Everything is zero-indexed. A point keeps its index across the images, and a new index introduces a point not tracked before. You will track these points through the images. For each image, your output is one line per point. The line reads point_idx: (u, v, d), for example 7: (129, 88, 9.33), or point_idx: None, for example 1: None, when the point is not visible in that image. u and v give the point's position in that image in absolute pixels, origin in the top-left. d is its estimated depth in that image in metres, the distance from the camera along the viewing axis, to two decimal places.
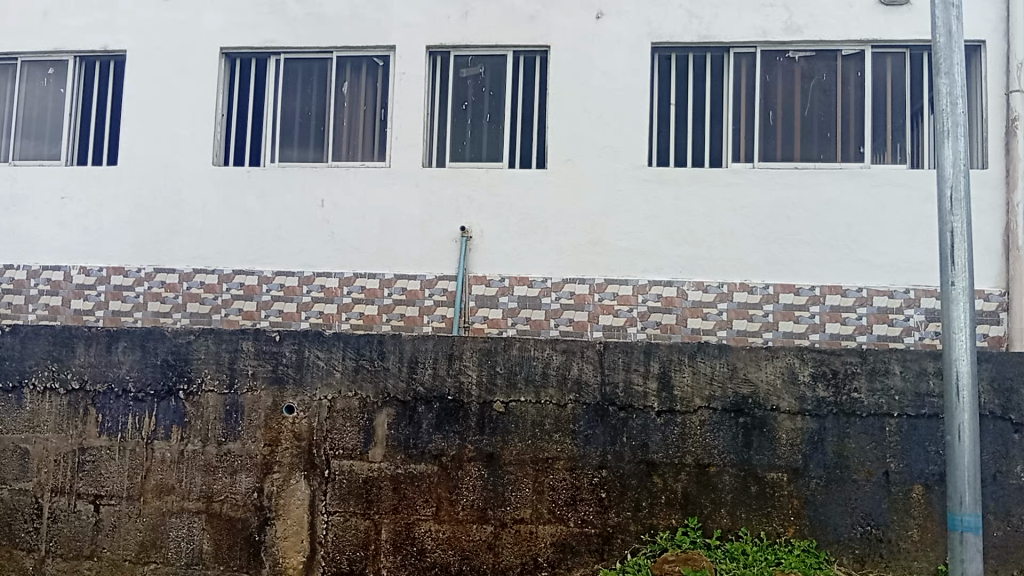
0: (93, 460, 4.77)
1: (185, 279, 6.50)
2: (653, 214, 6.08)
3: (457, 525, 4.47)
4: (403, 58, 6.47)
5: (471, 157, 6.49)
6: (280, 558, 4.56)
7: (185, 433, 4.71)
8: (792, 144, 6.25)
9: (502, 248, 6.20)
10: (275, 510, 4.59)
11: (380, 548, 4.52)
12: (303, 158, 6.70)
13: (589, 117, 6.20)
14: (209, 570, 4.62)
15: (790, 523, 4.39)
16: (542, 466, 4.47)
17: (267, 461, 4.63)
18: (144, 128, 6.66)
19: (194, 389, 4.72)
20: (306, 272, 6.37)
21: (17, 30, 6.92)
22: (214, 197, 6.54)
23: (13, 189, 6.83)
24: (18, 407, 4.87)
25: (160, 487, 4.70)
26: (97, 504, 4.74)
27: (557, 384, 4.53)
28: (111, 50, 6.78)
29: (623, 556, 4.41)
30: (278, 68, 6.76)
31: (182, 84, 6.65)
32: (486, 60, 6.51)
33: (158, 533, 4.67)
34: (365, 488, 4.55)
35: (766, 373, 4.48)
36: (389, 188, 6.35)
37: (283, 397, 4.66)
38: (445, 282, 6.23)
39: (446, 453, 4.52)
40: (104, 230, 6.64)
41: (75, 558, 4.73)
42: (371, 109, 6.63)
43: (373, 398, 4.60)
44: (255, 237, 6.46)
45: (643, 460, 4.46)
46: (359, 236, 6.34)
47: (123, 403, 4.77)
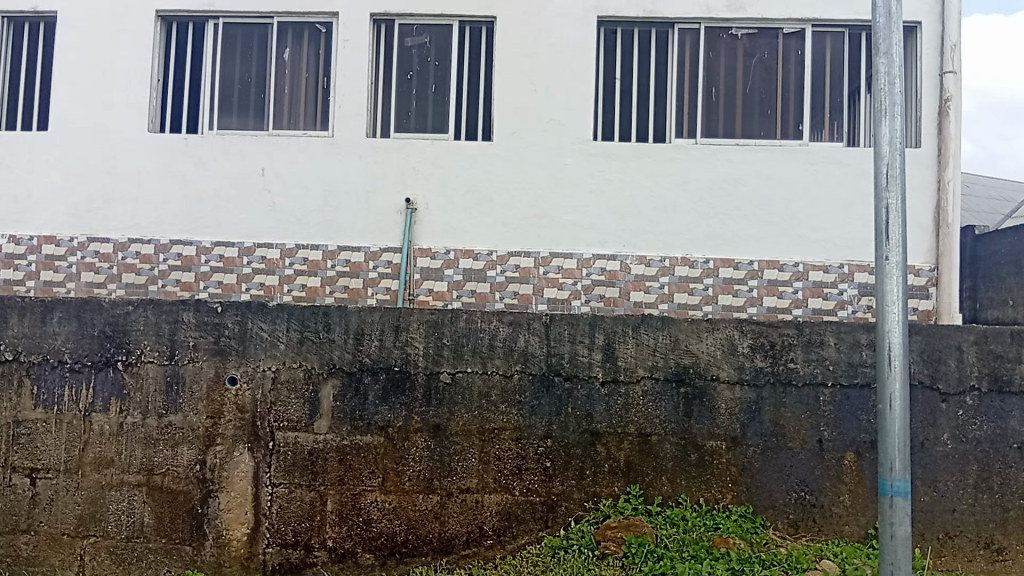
0: (29, 433, 4.64)
1: (121, 249, 6.33)
2: (597, 188, 6.13)
3: (404, 495, 4.49)
4: (347, 25, 6.36)
5: (417, 128, 6.44)
6: (224, 530, 4.52)
7: (125, 404, 4.61)
8: (733, 121, 6.35)
9: (447, 220, 6.18)
10: (218, 482, 4.54)
11: (325, 519, 4.51)
12: (243, 125, 6.56)
13: (535, 89, 6.20)
14: (151, 544, 4.55)
15: (727, 489, 4.53)
16: (488, 436, 4.52)
17: (209, 433, 4.57)
18: (76, 93, 6.43)
19: (133, 360, 4.62)
20: (247, 242, 6.27)
21: None
22: (149, 165, 6.36)
23: None
24: None
25: (99, 460, 4.60)
26: (33, 478, 4.62)
27: (503, 355, 4.56)
28: (41, 10, 6.53)
29: (567, 523, 4.49)
30: (217, 33, 6.58)
31: (117, 47, 6.43)
32: (432, 30, 6.46)
33: (98, 506, 4.59)
34: (310, 459, 4.53)
35: (707, 345, 4.58)
36: (332, 159, 6.27)
37: (225, 368, 4.60)
38: (389, 254, 6.19)
39: (393, 425, 4.53)
40: (35, 197, 6.41)
41: (10, 533, 4.62)
42: (314, 77, 6.51)
43: (319, 369, 4.57)
44: (193, 206, 6.32)
45: (588, 429, 4.53)
46: (301, 207, 6.26)
47: (58, 374, 4.65)
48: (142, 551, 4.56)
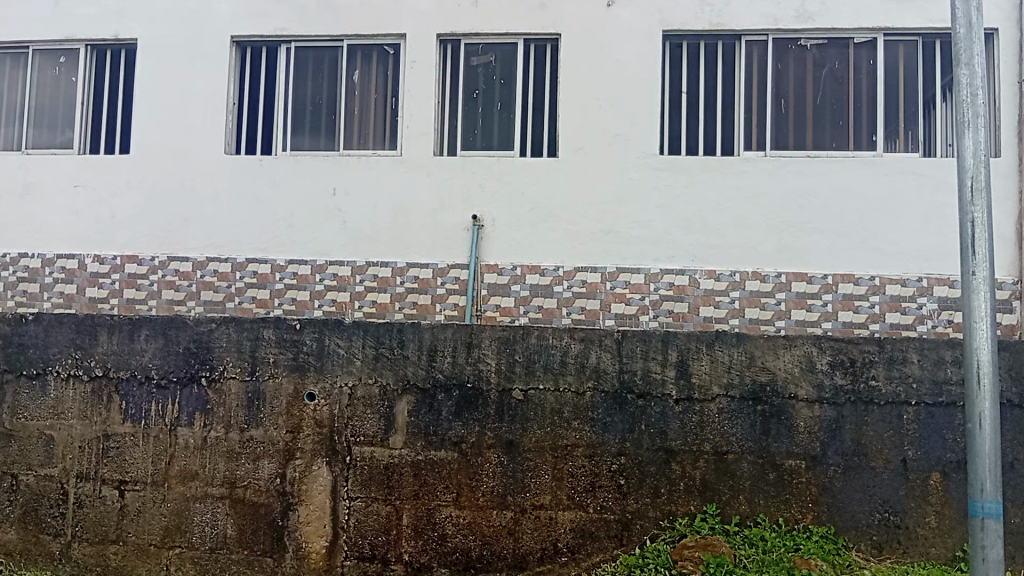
0: (117, 446, 4.82)
1: (199, 267, 6.54)
2: (665, 203, 6.10)
3: (478, 511, 4.52)
4: (414, 46, 6.47)
5: (483, 146, 6.52)
6: (303, 543, 4.61)
7: (208, 419, 4.75)
8: (803, 133, 6.26)
9: (514, 236, 6.23)
10: (298, 496, 4.64)
11: (401, 533, 4.56)
12: (314, 146, 6.73)
13: (601, 105, 6.22)
14: (233, 555, 4.67)
15: (807, 510, 4.44)
16: (561, 453, 4.52)
17: (289, 448, 4.68)
18: (157, 117, 6.69)
19: (216, 376, 4.77)
20: (320, 260, 6.41)
21: (28, 18, 6.93)
22: (226, 185, 6.56)
23: (26, 177, 6.84)
24: (42, 394, 4.91)
25: (184, 473, 4.75)
26: (122, 489, 4.79)
27: (575, 371, 4.56)
28: (122, 38, 6.80)
29: (642, 542, 4.45)
30: (289, 57, 6.76)
31: (194, 72, 6.67)
32: (498, 49, 6.53)
33: (183, 518, 4.73)
34: (386, 474, 4.59)
35: (785, 362, 4.51)
36: (401, 177, 6.38)
37: (304, 384, 4.71)
38: (457, 271, 6.26)
39: (466, 440, 4.57)
40: (118, 218, 6.68)
41: (100, 542, 4.79)
42: (383, 97, 6.65)
43: (394, 385, 4.64)
44: (267, 226, 6.49)
45: (662, 447, 4.50)
46: (371, 225, 6.38)
47: (145, 390, 4.82)
48: (224, 562, 4.68)
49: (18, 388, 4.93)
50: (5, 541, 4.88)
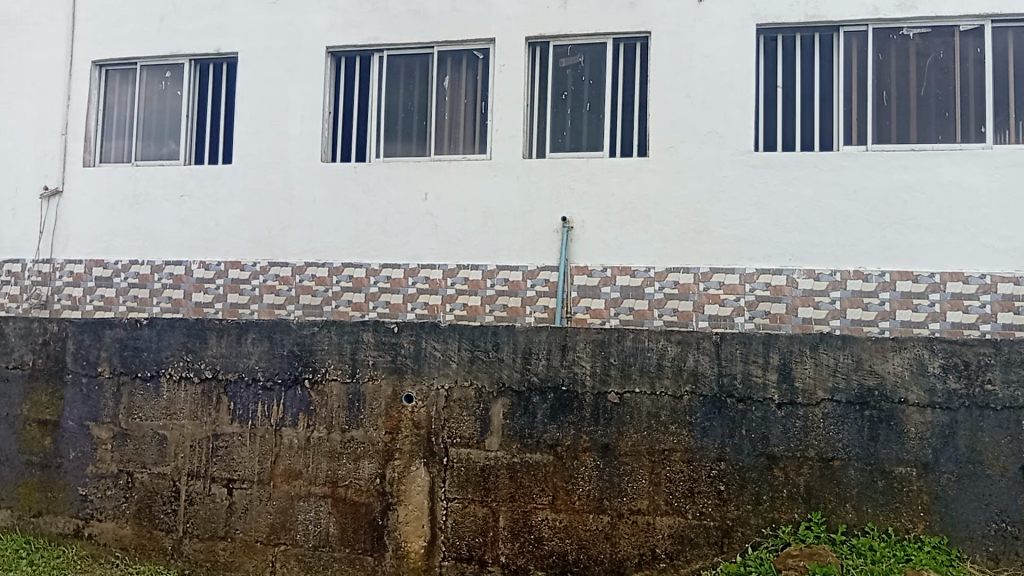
0: (226, 445, 5.00)
1: (298, 272, 6.74)
2: (760, 201, 5.96)
3: (575, 514, 4.50)
4: (503, 50, 6.51)
5: (572, 147, 6.50)
6: (402, 543, 4.69)
7: (311, 419, 4.89)
8: (907, 126, 6.01)
9: (605, 237, 6.19)
10: (397, 496, 4.73)
11: (498, 535, 4.59)
12: (406, 151, 6.85)
13: (692, 103, 6.12)
14: (336, 553, 4.78)
15: (919, 519, 4.26)
16: (659, 457, 4.46)
17: (388, 449, 4.77)
18: (257, 128, 6.93)
19: (319, 378, 4.90)
20: (412, 264, 6.51)
21: (136, 36, 7.27)
22: (322, 192, 6.75)
23: (137, 188, 7.19)
24: (156, 396, 5.14)
25: (288, 472, 4.89)
26: (230, 487, 4.97)
27: (672, 374, 4.50)
28: (223, 52, 7.07)
29: (743, 550, 4.35)
30: (381, 65, 6.89)
31: (292, 82, 6.88)
32: (587, 49, 6.50)
33: (287, 516, 4.87)
34: (482, 475, 4.63)
35: (894, 365, 4.35)
36: (492, 180, 6.42)
37: (402, 386, 4.79)
38: (547, 273, 6.25)
39: (562, 443, 4.55)
40: (222, 226, 6.95)
41: (210, 539, 4.97)
42: (472, 102, 6.71)
43: (489, 388, 4.67)
44: (362, 231, 6.64)
45: (764, 453, 4.39)
46: (462, 229, 6.45)
47: (252, 391, 5.00)
48: (327, 560, 4.79)
49: (133, 389, 5.17)
50: (121, 536, 5.11)
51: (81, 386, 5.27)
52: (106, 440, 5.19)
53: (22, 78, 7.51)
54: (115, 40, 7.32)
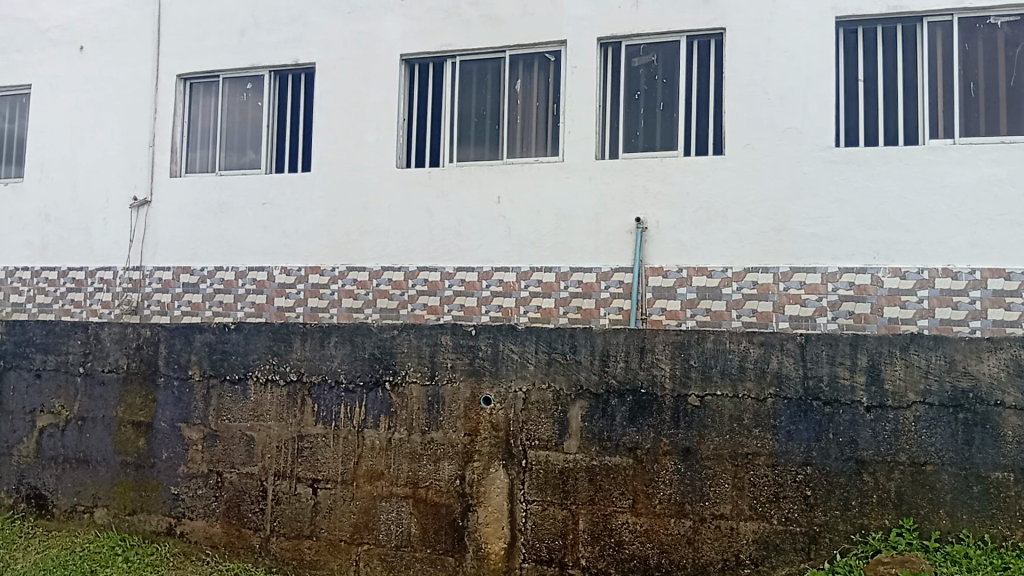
0: (310, 446, 5.12)
1: (375, 276, 6.86)
2: (841, 198, 5.80)
3: (656, 518, 4.46)
4: (576, 51, 6.50)
5: (645, 147, 6.45)
6: (483, 544, 4.72)
7: (392, 421, 4.97)
8: (996, 118, 5.77)
9: (680, 238, 6.12)
10: (476, 497, 4.77)
11: (578, 538, 4.58)
12: (479, 156, 6.89)
13: (769, 99, 6.00)
14: (418, 553, 4.85)
15: (1017, 525, 4.09)
16: (742, 462, 4.38)
17: (467, 450, 4.81)
18: (334, 136, 7.09)
19: (399, 380, 4.98)
20: (486, 267, 6.55)
21: (219, 50, 7.53)
22: (398, 197, 6.86)
23: (221, 196, 7.43)
24: (244, 398, 5.30)
25: (371, 472, 4.97)
26: (315, 487, 5.09)
27: (755, 377, 4.42)
28: (301, 62, 7.26)
29: (832, 556, 4.24)
30: (454, 70, 6.96)
31: (367, 90, 7.02)
32: (659, 48, 6.44)
33: (370, 515, 4.95)
34: (561, 478, 4.62)
35: (989, 366, 4.18)
36: (565, 182, 6.42)
37: (480, 388, 4.83)
38: (622, 274, 6.22)
39: (642, 446, 4.52)
40: (302, 232, 7.13)
41: (297, 537, 5.09)
42: (544, 105, 6.72)
43: (567, 391, 4.66)
44: (437, 235, 6.72)
45: (853, 457, 4.27)
46: (535, 231, 6.46)
47: (335, 393, 5.10)
48: (409, 560, 4.86)
49: (222, 392, 5.35)
50: (211, 534, 5.29)
51: (173, 389, 5.47)
52: (197, 441, 5.38)
53: (112, 93, 7.84)
54: (199, 54, 7.59)
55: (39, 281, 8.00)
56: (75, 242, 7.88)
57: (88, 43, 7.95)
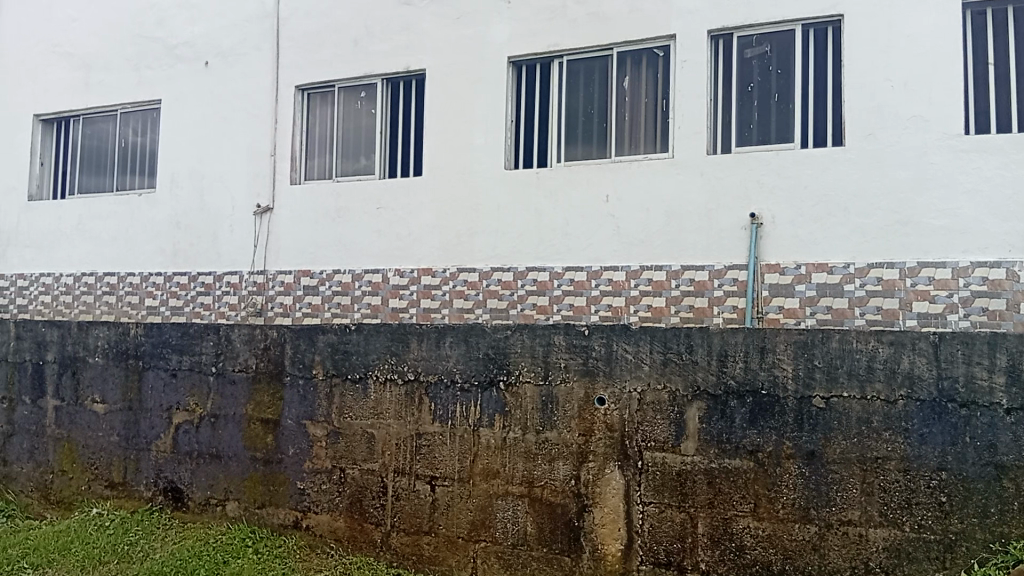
0: (428, 443, 5.17)
1: (485, 277, 6.94)
2: (972, 189, 5.48)
3: (780, 523, 4.29)
4: (685, 45, 6.39)
5: (759, 140, 6.28)
6: (599, 545, 4.66)
7: (507, 420, 4.95)
8: None
9: (797, 234, 5.92)
10: (592, 497, 4.71)
11: (697, 541, 4.45)
12: (587, 155, 6.88)
13: (892, 86, 5.73)
14: (534, 552, 4.83)
15: None
16: (872, 466, 4.17)
17: (582, 450, 4.75)
18: (444, 140, 7.21)
19: (513, 380, 4.95)
20: (595, 266, 6.52)
21: (334, 61, 7.78)
22: (507, 198, 6.91)
23: (337, 202, 7.68)
24: (364, 396, 5.40)
25: (487, 471, 4.97)
26: (433, 484, 5.13)
27: (885, 378, 4.19)
28: (412, 69, 7.42)
29: (969, 566, 3.99)
30: (561, 70, 6.95)
31: (476, 94, 7.11)
32: (773, 38, 6.26)
33: (487, 513, 4.96)
34: (679, 480, 4.51)
35: None
36: (675, 179, 6.32)
37: (594, 388, 4.76)
38: (736, 272, 6.07)
39: (763, 449, 4.36)
40: (414, 235, 7.29)
41: (415, 533, 5.16)
42: (654, 101, 6.63)
43: (684, 391, 4.54)
44: (546, 235, 6.74)
45: (992, 462, 3.99)
46: (646, 229, 6.38)
47: (451, 393, 5.12)
48: (526, 558, 4.84)
49: (344, 390, 5.46)
50: (335, 528, 5.43)
51: (298, 388, 5.64)
52: (321, 438, 5.52)
53: (235, 106, 8.23)
54: (315, 65, 7.88)
55: (172, 286, 8.46)
56: (204, 248, 8.32)
57: (213, 58, 8.38)
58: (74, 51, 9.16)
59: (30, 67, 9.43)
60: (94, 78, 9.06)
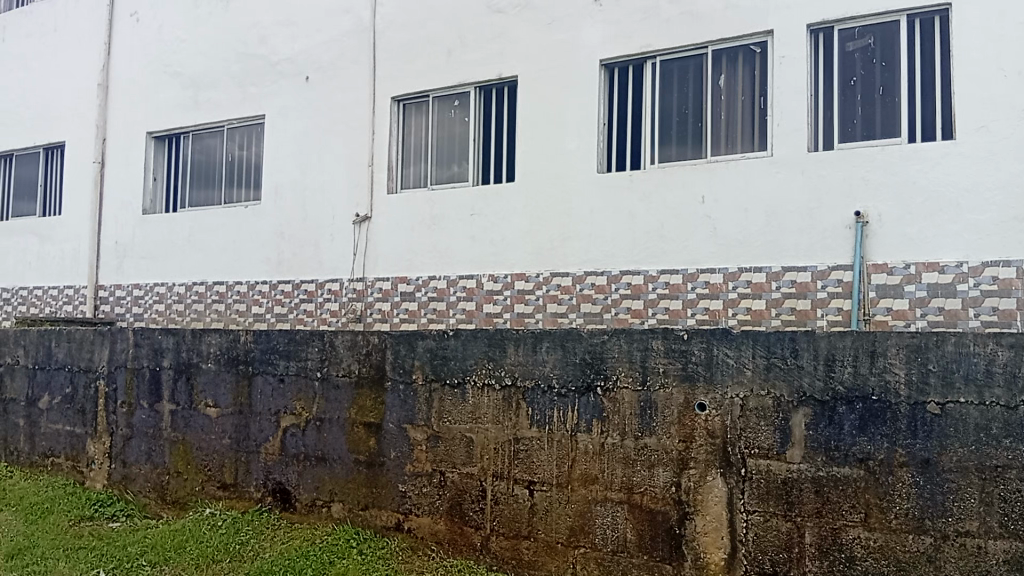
0: (526, 448, 5.14)
1: (579, 281, 6.93)
2: None
3: (891, 534, 3.97)
4: (783, 41, 6.22)
5: (864, 136, 6.05)
6: (702, 554, 4.45)
7: (605, 426, 4.84)
8: None
9: (905, 232, 5.68)
10: (694, 505, 4.50)
11: (804, 552, 4.17)
12: (682, 156, 6.78)
13: (1006, 75, 5.43)
14: (634, 559, 4.67)
15: None
16: (991, 475, 3.82)
17: (683, 457, 4.57)
18: (536, 145, 7.24)
19: (611, 385, 4.85)
20: (691, 269, 6.42)
21: (428, 71, 7.92)
22: (600, 202, 6.88)
23: (432, 209, 7.81)
24: (462, 400, 5.43)
25: (585, 477, 4.88)
26: (531, 489, 5.09)
27: (1005, 383, 3.82)
28: (504, 76, 7.48)
29: None
30: (654, 71, 6.88)
31: (567, 99, 7.11)
32: (876, 30, 6.04)
33: (586, 519, 4.85)
34: (784, 489, 4.25)
35: None
36: (774, 178, 6.16)
37: (694, 394, 4.58)
38: (840, 273, 5.86)
39: (874, 457, 4.06)
40: (508, 240, 7.34)
41: (515, 537, 5.13)
42: (750, 99, 6.49)
43: (789, 398, 4.30)
44: (640, 239, 6.67)
45: None
46: (744, 231, 6.24)
47: (549, 398, 5.08)
48: (626, 565, 4.70)
49: (443, 395, 5.51)
50: (436, 530, 5.49)
51: (399, 392, 5.73)
52: (421, 442, 5.59)
53: (334, 118, 8.48)
54: (409, 76, 8.04)
55: (276, 293, 8.78)
56: (306, 256, 8.60)
57: (313, 72, 8.66)
58: (184, 71, 9.62)
59: (143, 87, 9.95)
60: (201, 96, 9.48)
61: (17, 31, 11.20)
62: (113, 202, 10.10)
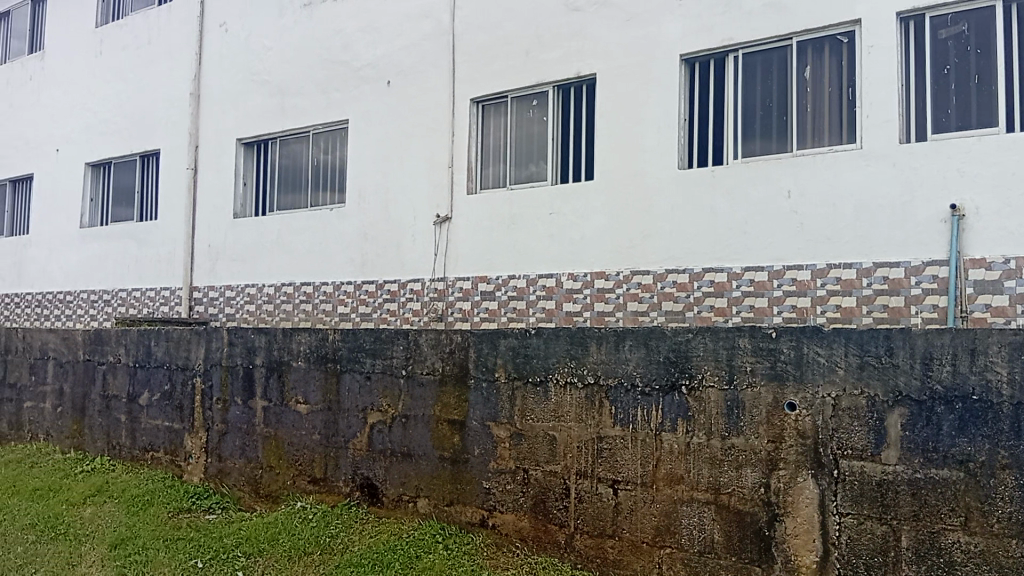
0: (610, 447, 5.12)
1: (660, 279, 6.87)
2: None
3: (993, 539, 3.81)
4: (871, 30, 6.03)
5: (959, 126, 5.82)
6: (792, 556, 4.36)
7: (691, 426, 4.78)
8: None
9: (1005, 225, 5.45)
10: (784, 506, 4.41)
11: (900, 556, 4.04)
12: (766, 150, 6.63)
13: None
14: (721, 560, 4.60)
15: None
16: None
17: (771, 458, 4.48)
18: (616, 142, 7.21)
19: (696, 384, 4.79)
20: (776, 266, 6.28)
21: (506, 72, 7.97)
22: (681, 199, 6.80)
23: (512, 208, 7.85)
24: (545, 398, 5.44)
25: (670, 477, 4.83)
26: (616, 488, 5.07)
27: None
28: (583, 74, 7.46)
29: None
30: (736, 64, 6.76)
31: (647, 95, 7.04)
32: (971, 16, 5.82)
33: (671, 519, 4.81)
34: (879, 491, 4.12)
35: None
36: (864, 171, 5.97)
37: (783, 393, 4.48)
38: (934, 268, 5.64)
39: (975, 459, 3.90)
40: (588, 239, 7.32)
41: (599, 536, 5.12)
42: (837, 90, 6.31)
43: (883, 397, 4.16)
44: (723, 235, 6.56)
45: None
46: (832, 225, 6.07)
47: (632, 397, 5.05)
48: (714, 566, 4.63)
49: (526, 393, 5.54)
50: (520, 527, 5.53)
51: (482, 390, 5.79)
52: (504, 439, 5.63)
53: (415, 120, 8.62)
54: (488, 77, 8.10)
55: (361, 293, 8.97)
56: (389, 257, 8.76)
57: (394, 76, 8.82)
58: (271, 79, 9.93)
59: (233, 96, 10.30)
60: (288, 102, 9.77)
61: (115, 45, 11.74)
62: (206, 206, 10.50)
